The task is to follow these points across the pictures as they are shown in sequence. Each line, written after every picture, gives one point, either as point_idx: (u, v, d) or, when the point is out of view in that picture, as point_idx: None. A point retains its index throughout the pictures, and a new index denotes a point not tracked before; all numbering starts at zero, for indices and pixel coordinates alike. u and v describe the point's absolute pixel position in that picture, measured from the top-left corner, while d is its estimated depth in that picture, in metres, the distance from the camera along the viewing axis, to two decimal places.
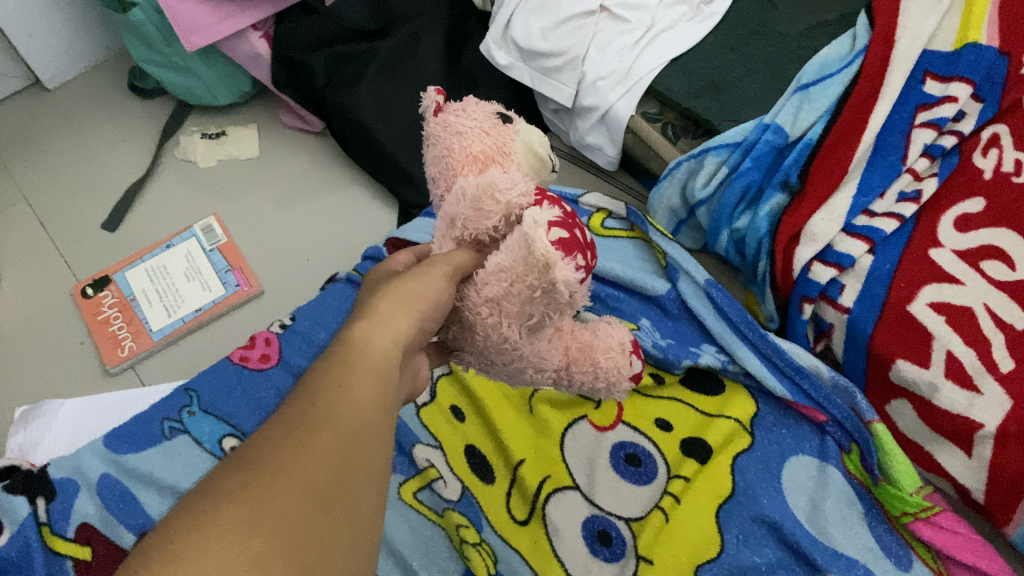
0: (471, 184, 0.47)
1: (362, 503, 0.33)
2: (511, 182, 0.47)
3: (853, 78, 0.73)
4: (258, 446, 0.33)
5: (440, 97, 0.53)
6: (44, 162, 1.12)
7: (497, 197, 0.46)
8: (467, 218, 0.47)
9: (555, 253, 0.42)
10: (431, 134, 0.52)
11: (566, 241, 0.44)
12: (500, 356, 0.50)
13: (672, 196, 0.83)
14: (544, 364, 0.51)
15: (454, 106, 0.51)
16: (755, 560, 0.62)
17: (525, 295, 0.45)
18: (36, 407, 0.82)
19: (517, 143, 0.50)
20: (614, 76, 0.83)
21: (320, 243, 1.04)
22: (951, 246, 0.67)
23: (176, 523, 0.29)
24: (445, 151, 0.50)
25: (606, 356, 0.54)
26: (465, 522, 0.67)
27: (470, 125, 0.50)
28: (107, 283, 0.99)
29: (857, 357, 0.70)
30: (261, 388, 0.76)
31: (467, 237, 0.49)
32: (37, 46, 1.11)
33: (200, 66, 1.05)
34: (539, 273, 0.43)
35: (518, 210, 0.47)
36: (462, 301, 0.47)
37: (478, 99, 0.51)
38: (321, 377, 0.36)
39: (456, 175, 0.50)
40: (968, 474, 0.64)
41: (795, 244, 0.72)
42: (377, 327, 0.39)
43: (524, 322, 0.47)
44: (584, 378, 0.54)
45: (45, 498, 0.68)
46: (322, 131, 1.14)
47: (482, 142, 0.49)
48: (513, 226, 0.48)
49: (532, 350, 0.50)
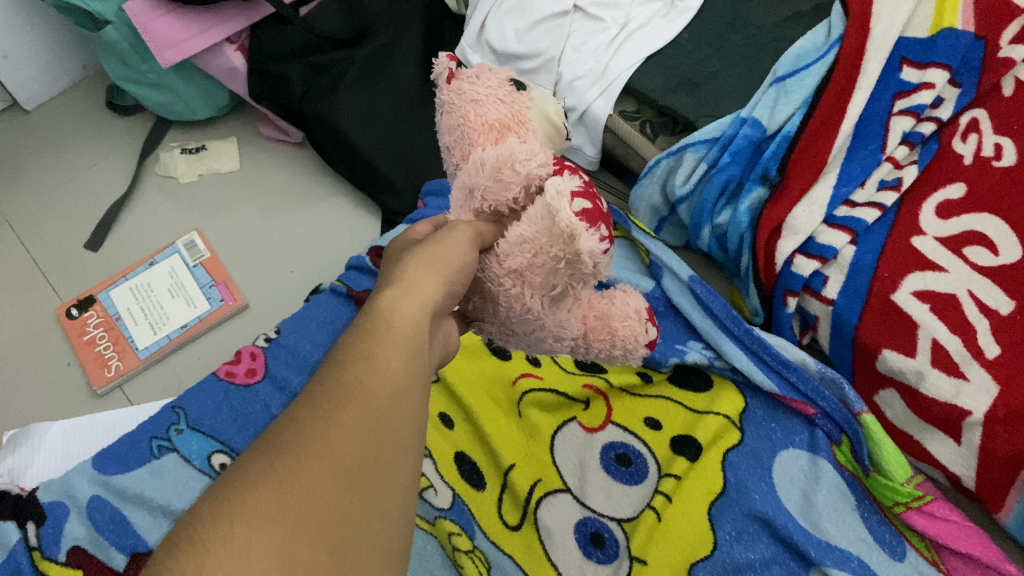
0: (490, 154, 0.46)
1: (395, 472, 0.33)
2: (530, 151, 0.46)
3: (830, 68, 0.72)
4: (285, 427, 0.33)
5: (451, 63, 0.52)
6: (25, 184, 1.11)
7: (518, 167, 0.45)
8: (486, 188, 0.46)
9: (579, 223, 0.41)
10: (445, 102, 0.51)
11: (590, 212, 0.43)
12: (521, 327, 0.49)
13: (653, 194, 0.83)
14: (562, 333, 0.50)
15: (467, 74, 0.51)
16: (750, 556, 0.62)
17: (548, 266, 0.44)
18: (23, 431, 0.82)
19: (531, 112, 0.50)
20: (590, 76, 0.82)
21: (305, 255, 1.04)
22: (933, 233, 0.67)
23: (203, 511, 0.30)
24: (461, 119, 0.49)
25: (625, 325, 0.52)
26: (458, 530, 0.68)
27: (485, 92, 0.49)
28: (91, 303, 0.99)
29: (843, 347, 0.70)
30: (249, 403, 0.76)
31: (487, 208, 0.47)
32: (13, 69, 1.11)
33: (177, 81, 1.04)
34: (563, 243, 0.42)
35: (538, 180, 0.46)
36: (483, 272, 0.46)
37: (491, 66, 0.51)
38: (346, 351, 0.36)
39: (472, 144, 0.49)
40: (958, 461, 0.64)
41: (777, 238, 0.72)
42: (405, 293, 0.39)
43: (548, 292, 0.46)
44: (601, 347, 0.52)
45: (35, 523, 0.68)
46: (302, 141, 1.14)
47: (500, 110, 0.49)
48: (532, 199, 0.47)
49: (552, 320, 0.49)
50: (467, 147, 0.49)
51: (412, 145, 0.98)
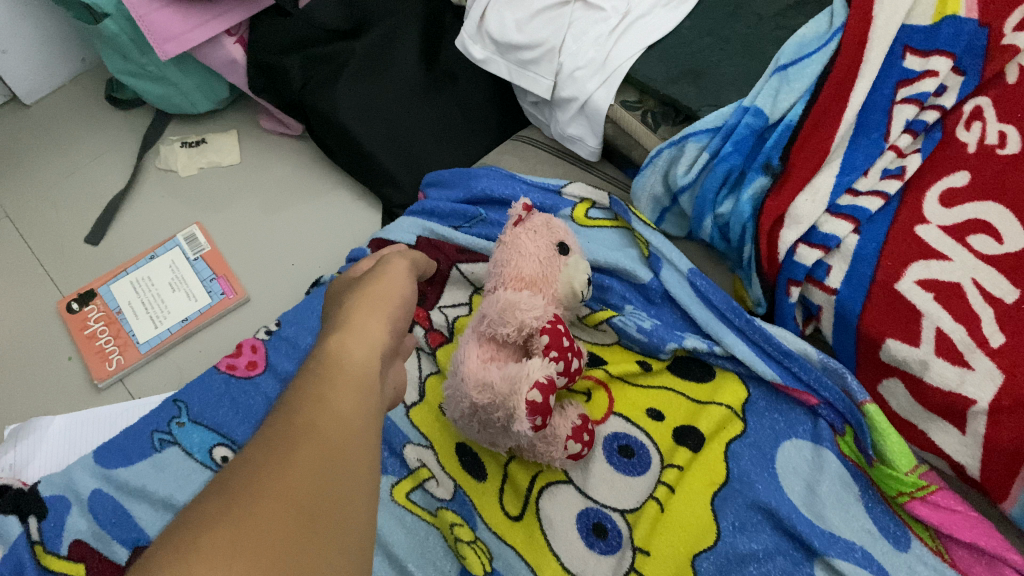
0: (505, 299, 0.63)
1: (350, 510, 0.35)
2: (533, 308, 0.62)
3: (831, 57, 0.72)
4: (239, 469, 0.35)
5: (523, 212, 0.71)
6: (25, 178, 1.11)
7: (517, 313, 0.61)
8: (492, 319, 0.62)
9: (522, 408, 0.57)
10: (507, 238, 0.69)
11: (544, 395, 0.57)
12: (471, 416, 0.63)
13: (655, 184, 0.81)
14: (497, 431, 0.63)
15: (528, 226, 0.69)
16: (753, 547, 0.62)
17: (491, 397, 0.59)
18: (25, 425, 0.82)
19: (561, 276, 0.67)
20: (590, 66, 0.82)
21: (306, 248, 1.03)
22: (937, 221, 0.66)
23: (159, 553, 0.31)
24: (507, 260, 0.67)
25: (546, 451, 0.64)
26: (459, 520, 0.67)
27: (530, 250, 0.67)
28: (92, 297, 0.99)
29: (847, 337, 0.69)
30: (249, 396, 0.76)
31: (488, 334, 0.63)
32: (11, 63, 1.11)
33: (176, 74, 1.04)
34: (510, 391, 0.58)
35: (530, 327, 0.62)
36: (461, 361, 0.63)
37: (547, 231, 0.69)
38: (297, 395, 0.39)
39: (505, 281, 0.66)
40: (963, 450, 0.63)
41: (779, 227, 0.71)
42: (351, 336, 0.43)
43: (487, 412, 0.61)
44: (532, 451, 0.65)
45: (38, 516, 0.68)
46: (302, 133, 1.14)
47: (534, 267, 0.66)
48: (524, 338, 0.62)
49: (496, 427, 0.63)
50: (501, 282, 0.67)
51: (412, 137, 0.98)
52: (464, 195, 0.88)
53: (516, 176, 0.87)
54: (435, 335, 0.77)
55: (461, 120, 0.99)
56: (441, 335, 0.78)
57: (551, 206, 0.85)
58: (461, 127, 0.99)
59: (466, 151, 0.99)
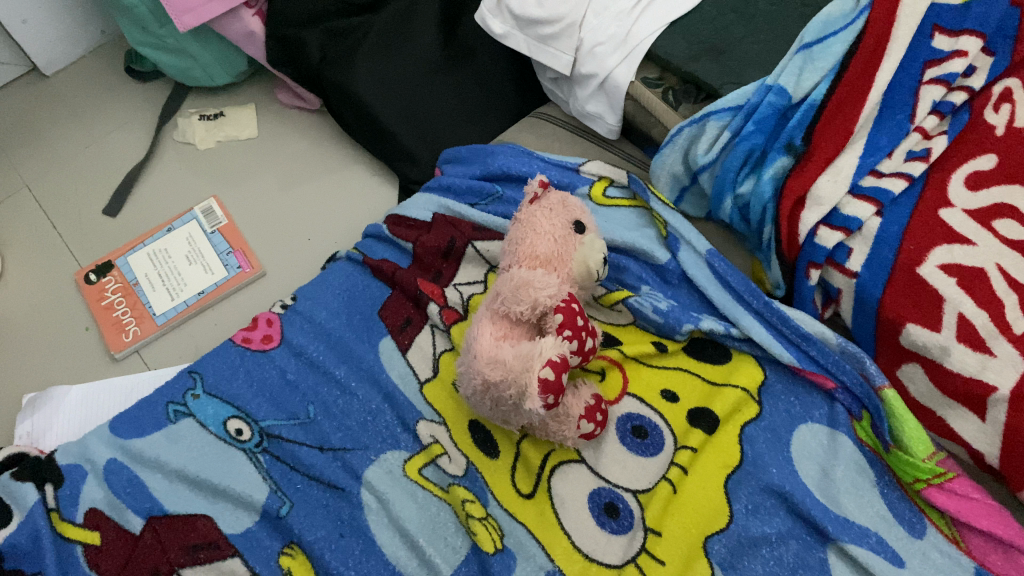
0: (520, 277, 0.62)
1: None
2: (546, 286, 0.62)
3: (859, 36, 0.69)
4: None
5: (540, 189, 0.70)
6: (44, 149, 1.11)
7: (531, 292, 0.61)
8: (506, 297, 0.62)
9: (533, 388, 0.56)
10: (523, 216, 0.69)
11: (554, 377, 0.57)
12: (483, 394, 0.63)
13: (674, 162, 0.80)
14: (509, 408, 0.63)
15: (544, 205, 0.68)
16: (766, 530, 0.62)
17: (502, 375, 0.59)
18: (42, 394, 0.83)
19: (577, 255, 0.66)
20: (612, 42, 0.81)
21: (323, 224, 1.03)
22: (961, 205, 0.66)
23: None
24: (523, 237, 0.67)
25: (558, 431, 0.64)
26: (471, 497, 0.67)
27: (546, 229, 0.66)
28: (109, 269, 0.99)
29: (866, 321, 0.68)
30: (264, 368, 0.76)
31: (501, 312, 0.63)
32: (31, 33, 1.11)
33: (196, 47, 1.04)
34: (522, 370, 0.58)
35: (544, 306, 0.61)
36: (474, 338, 0.63)
37: (563, 209, 0.68)
38: None
39: (520, 259, 0.66)
40: (981, 438, 0.62)
41: (800, 209, 0.70)
42: None
43: (499, 391, 0.61)
44: (544, 430, 0.65)
45: (54, 484, 0.68)
46: (320, 108, 1.13)
47: (549, 245, 0.66)
48: (538, 316, 0.62)
49: (509, 405, 0.62)
50: (516, 260, 0.66)
51: (430, 113, 0.97)
52: (480, 172, 0.87)
53: (533, 154, 0.87)
54: (449, 313, 0.76)
55: (479, 96, 0.98)
56: (456, 313, 0.76)
57: (568, 184, 0.84)
58: (479, 103, 0.98)
59: (485, 128, 0.98)
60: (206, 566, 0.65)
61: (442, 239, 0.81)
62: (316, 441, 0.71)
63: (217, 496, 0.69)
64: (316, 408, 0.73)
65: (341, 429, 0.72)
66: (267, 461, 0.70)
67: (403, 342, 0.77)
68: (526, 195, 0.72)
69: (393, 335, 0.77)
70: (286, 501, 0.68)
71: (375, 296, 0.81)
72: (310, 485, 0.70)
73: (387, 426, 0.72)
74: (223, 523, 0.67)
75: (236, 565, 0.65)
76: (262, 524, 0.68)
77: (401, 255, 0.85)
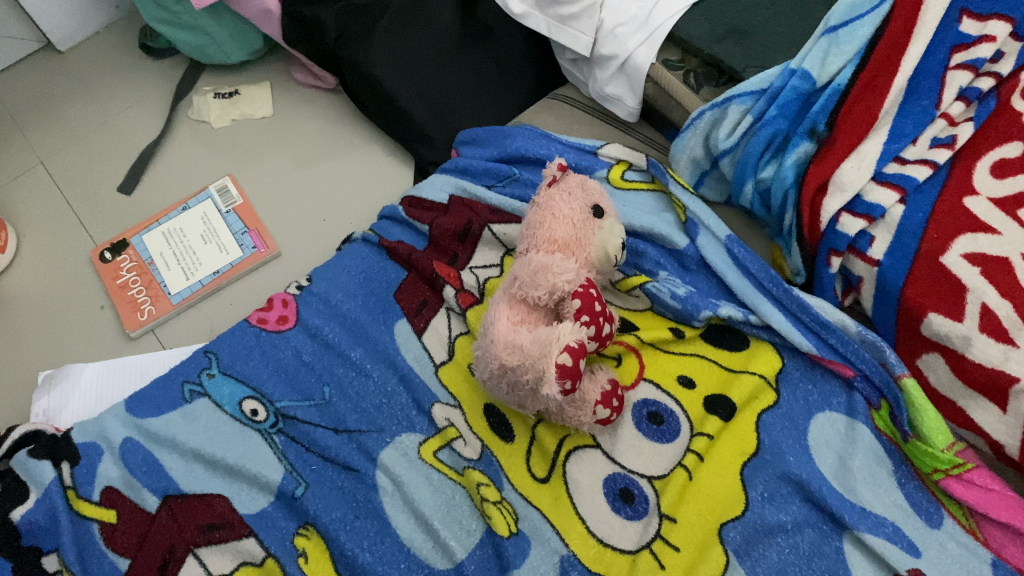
0: (538, 260, 0.62)
1: None
2: (565, 271, 0.61)
3: (885, 19, 0.68)
4: None
5: (558, 172, 0.69)
6: (58, 125, 1.11)
7: (548, 277, 0.60)
8: (524, 282, 0.62)
9: (551, 372, 0.56)
10: (541, 200, 0.68)
11: (571, 363, 0.56)
12: (500, 378, 0.63)
13: (695, 147, 0.79)
14: (524, 392, 0.63)
15: (563, 189, 0.67)
16: (781, 518, 0.62)
17: (519, 361, 0.59)
18: (59, 372, 0.84)
19: (595, 240, 0.66)
20: (632, 23, 0.80)
21: (338, 203, 1.03)
22: (987, 193, 0.65)
23: None
24: (541, 221, 0.66)
25: (574, 417, 0.64)
26: (486, 480, 0.67)
27: (564, 213, 0.65)
28: (124, 247, 0.99)
29: (888, 310, 0.67)
30: (280, 349, 0.76)
31: (519, 296, 0.62)
32: (45, 8, 1.10)
33: (211, 23, 1.04)
34: (540, 354, 0.57)
35: (561, 291, 0.61)
36: (491, 321, 0.62)
37: (581, 193, 0.67)
38: None
39: (537, 245, 0.65)
40: (1002, 429, 0.62)
41: (822, 195, 0.69)
42: None
43: (516, 377, 0.60)
44: (562, 416, 0.65)
45: (70, 462, 0.69)
46: (335, 86, 1.13)
47: (567, 230, 0.65)
48: (555, 302, 0.62)
49: (524, 390, 0.62)
50: (534, 244, 0.66)
51: (446, 93, 0.96)
52: (497, 154, 0.87)
53: (551, 136, 0.86)
54: (465, 296, 0.76)
55: (496, 77, 0.98)
56: (472, 296, 0.76)
57: (587, 167, 0.83)
58: (497, 84, 0.98)
59: (502, 108, 0.97)
60: (221, 545, 0.65)
61: (459, 221, 0.81)
62: (332, 423, 0.71)
63: (233, 476, 0.69)
64: (332, 389, 0.73)
65: (357, 411, 0.72)
66: (282, 442, 0.71)
67: (418, 325, 0.76)
68: (544, 177, 0.71)
69: (409, 318, 0.77)
70: (301, 482, 0.68)
71: (390, 277, 0.81)
72: (326, 467, 0.70)
73: (402, 408, 0.72)
74: (239, 504, 0.68)
75: (252, 546, 0.65)
76: (278, 505, 0.68)
77: (416, 237, 0.84)
